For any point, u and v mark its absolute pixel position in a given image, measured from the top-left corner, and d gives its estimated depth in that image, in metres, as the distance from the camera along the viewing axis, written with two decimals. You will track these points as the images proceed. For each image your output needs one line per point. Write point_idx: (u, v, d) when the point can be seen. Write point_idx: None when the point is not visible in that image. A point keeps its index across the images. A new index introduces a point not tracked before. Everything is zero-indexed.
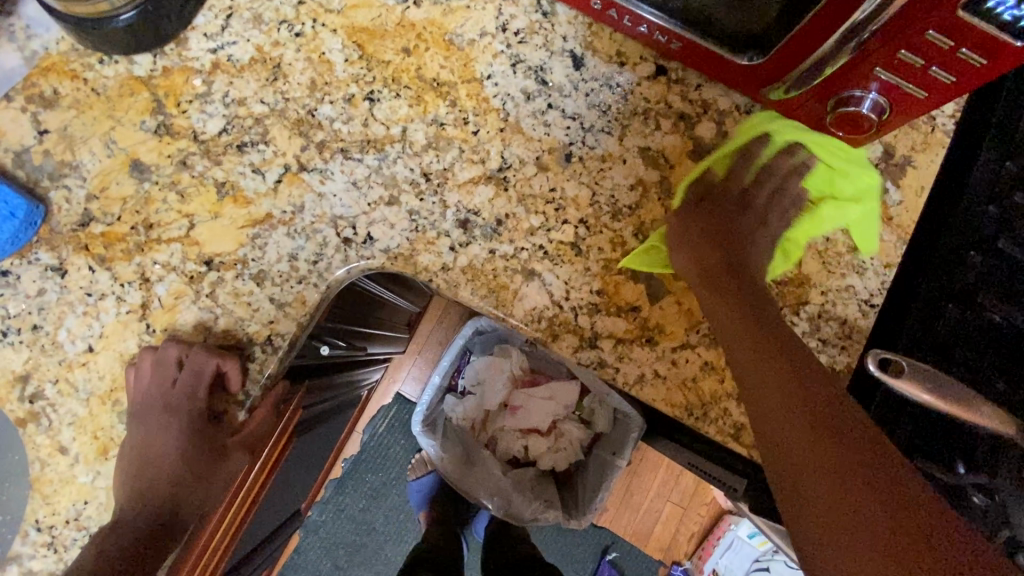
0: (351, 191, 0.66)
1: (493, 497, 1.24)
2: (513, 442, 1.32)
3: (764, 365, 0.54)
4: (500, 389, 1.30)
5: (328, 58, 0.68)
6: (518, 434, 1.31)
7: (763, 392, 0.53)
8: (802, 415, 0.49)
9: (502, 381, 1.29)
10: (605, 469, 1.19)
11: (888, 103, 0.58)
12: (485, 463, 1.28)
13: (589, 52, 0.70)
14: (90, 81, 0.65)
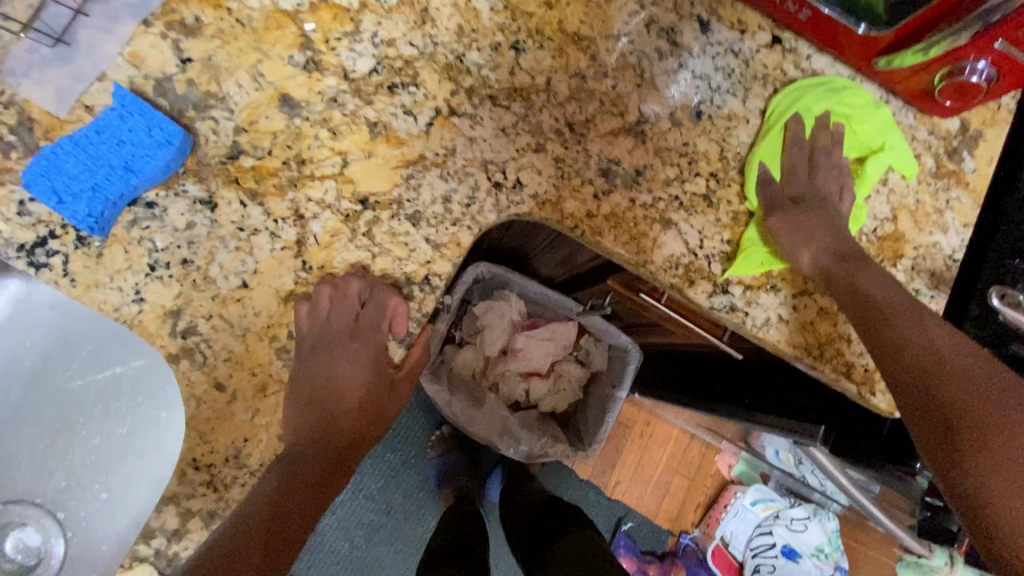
0: (500, 137, 0.67)
1: (503, 437, 1.25)
2: (515, 385, 1.32)
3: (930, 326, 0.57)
4: (501, 335, 1.27)
5: (474, 6, 0.68)
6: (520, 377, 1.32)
7: (931, 362, 0.56)
8: (998, 415, 0.51)
9: (502, 327, 1.26)
10: (605, 403, 1.28)
11: (997, 73, 0.65)
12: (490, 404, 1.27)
13: (714, 18, 0.74)
14: (235, 11, 0.63)
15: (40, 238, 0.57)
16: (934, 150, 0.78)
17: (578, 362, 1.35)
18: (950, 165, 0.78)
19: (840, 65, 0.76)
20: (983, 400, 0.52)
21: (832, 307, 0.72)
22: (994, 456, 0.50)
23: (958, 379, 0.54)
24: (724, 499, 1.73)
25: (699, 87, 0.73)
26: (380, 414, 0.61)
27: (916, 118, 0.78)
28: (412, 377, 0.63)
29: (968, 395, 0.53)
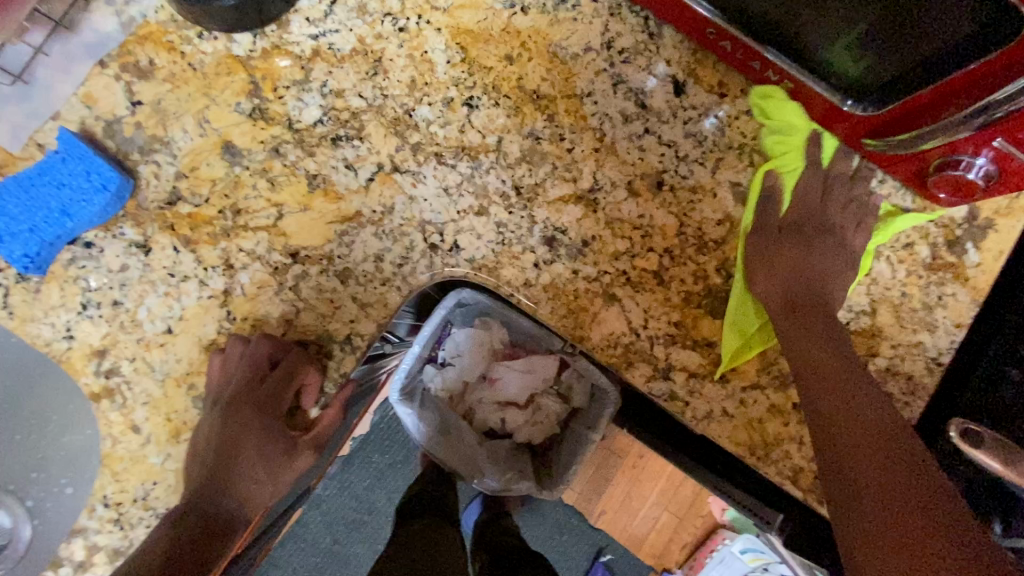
0: (442, 197, 0.65)
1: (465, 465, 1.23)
2: (490, 413, 1.30)
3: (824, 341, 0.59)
4: (478, 362, 1.24)
5: (430, 58, 0.66)
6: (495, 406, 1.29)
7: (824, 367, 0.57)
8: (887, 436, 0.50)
9: (480, 355, 1.23)
10: (577, 444, 1.21)
11: (998, 172, 0.58)
12: (460, 432, 1.25)
13: (691, 80, 0.69)
14: (188, 55, 0.64)
15: None
16: (931, 239, 0.70)
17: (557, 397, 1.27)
18: (948, 257, 0.70)
19: (829, 138, 0.69)
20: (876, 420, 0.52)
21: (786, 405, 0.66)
22: (863, 470, 0.47)
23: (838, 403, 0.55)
24: (709, 544, 1.64)
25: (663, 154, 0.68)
26: (276, 479, 0.61)
27: (913, 202, 0.70)
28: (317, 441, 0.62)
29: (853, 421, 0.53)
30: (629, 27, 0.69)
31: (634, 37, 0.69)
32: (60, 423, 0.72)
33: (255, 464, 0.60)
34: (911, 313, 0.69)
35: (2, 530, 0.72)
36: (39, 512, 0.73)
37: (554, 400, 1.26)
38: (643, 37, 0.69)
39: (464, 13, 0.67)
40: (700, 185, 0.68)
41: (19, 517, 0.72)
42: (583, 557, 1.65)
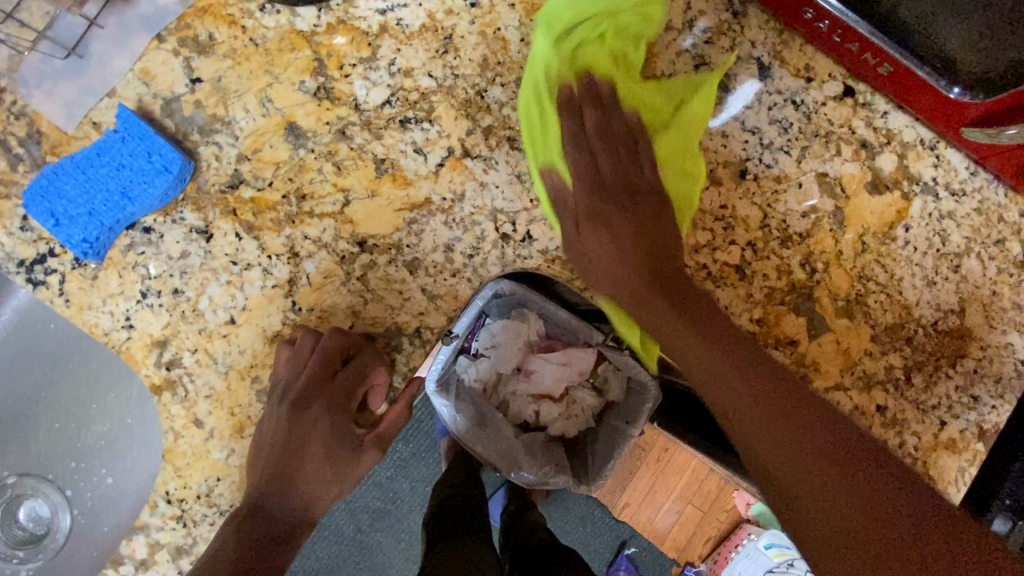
0: (515, 184, 0.62)
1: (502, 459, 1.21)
2: (524, 406, 1.27)
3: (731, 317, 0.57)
4: (515, 354, 1.22)
5: (503, 35, 0.63)
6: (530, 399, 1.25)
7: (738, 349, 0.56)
8: (791, 416, 0.52)
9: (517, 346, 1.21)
10: (615, 438, 1.19)
11: None
12: (496, 425, 1.23)
13: (777, 62, 0.65)
14: (249, 29, 0.60)
15: (39, 254, 0.58)
16: None
17: (594, 391, 1.25)
18: None
19: (920, 127, 0.66)
20: (771, 402, 0.52)
21: (869, 407, 0.64)
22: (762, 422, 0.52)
23: (714, 376, 0.55)
24: (735, 538, 1.62)
25: (747, 141, 0.64)
26: (342, 479, 0.58)
27: (1007, 196, 0.66)
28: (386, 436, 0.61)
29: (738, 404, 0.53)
30: (713, 6, 0.65)
31: (717, 17, 0.65)
32: (99, 412, 0.69)
33: (322, 463, 0.57)
34: (1002, 312, 0.66)
35: (39, 519, 0.72)
36: (77, 501, 0.72)
37: (591, 394, 1.24)
38: (728, 16, 0.65)
39: None
40: (783, 177, 0.64)
41: (57, 506, 0.72)
42: (607, 548, 1.59)
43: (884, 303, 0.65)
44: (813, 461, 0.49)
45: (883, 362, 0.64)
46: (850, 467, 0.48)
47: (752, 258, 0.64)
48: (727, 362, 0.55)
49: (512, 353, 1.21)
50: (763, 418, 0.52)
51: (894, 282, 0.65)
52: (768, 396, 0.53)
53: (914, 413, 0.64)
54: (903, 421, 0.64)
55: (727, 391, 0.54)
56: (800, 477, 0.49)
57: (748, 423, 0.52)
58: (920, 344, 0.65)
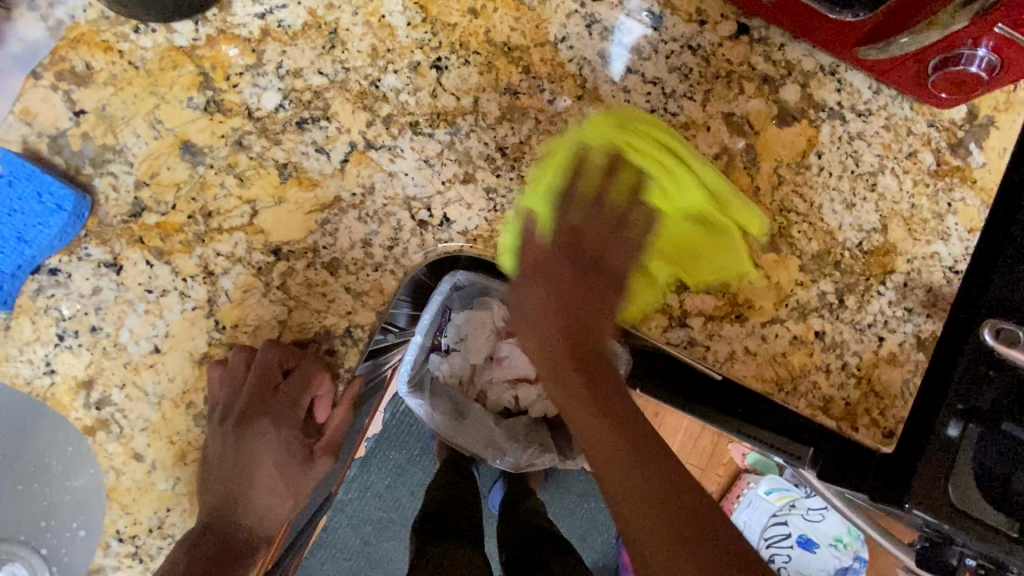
0: (424, 169, 0.61)
1: (485, 449, 1.20)
2: (502, 393, 1.25)
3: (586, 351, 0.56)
4: (484, 343, 1.20)
5: (389, 22, 0.62)
6: (507, 385, 1.24)
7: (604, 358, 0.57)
8: (676, 489, 0.49)
9: (485, 334, 1.19)
10: None
11: (1001, 61, 0.55)
12: (476, 416, 1.21)
13: (668, 10, 0.65)
14: (127, 53, 0.59)
15: None
16: (934, 144, 0.68)
17: None
18: (954, 160, 0.68)
19: (819, 54, 0.66)
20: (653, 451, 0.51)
21: (808, 335, 0.65)
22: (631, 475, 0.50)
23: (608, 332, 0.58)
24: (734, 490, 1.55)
25: (650, 94, 0.65)
26: (295, 491, 0.59)
27: (912, 108, 0.67)
28: (333, 447, 0.61)
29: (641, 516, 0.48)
30: None
31: None
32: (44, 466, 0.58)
33: (274, 476, 0.57)
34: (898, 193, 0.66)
35: None
36: (55, 558, 0.59)
37: None
38: None
39: None
40: (695, 125, 0.65)
41: (33, 567, 0.58)
42: (612, 521, 1.59)
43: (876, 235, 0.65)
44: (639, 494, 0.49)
45: (815, 290, 0.65)
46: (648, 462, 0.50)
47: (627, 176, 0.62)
48: (626, 446, 0.51)
49: (481, 344, 1.18)
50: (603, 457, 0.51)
51: (813, 208, 0.66)
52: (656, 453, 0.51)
53: (851, 333, 0.65)
54: (841, 343, 0.65)
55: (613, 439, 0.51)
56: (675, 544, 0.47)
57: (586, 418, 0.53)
58: (848, 266, 0.66)
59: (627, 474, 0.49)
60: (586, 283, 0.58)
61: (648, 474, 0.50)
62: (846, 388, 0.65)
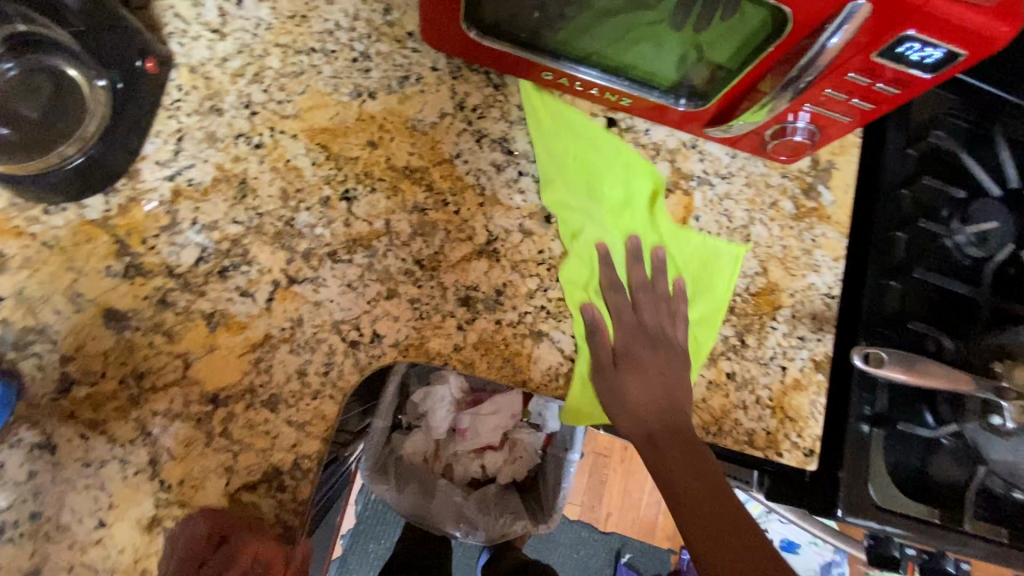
0: (348, 293, 0.65)
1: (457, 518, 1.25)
2: (469, 462, 1.23)
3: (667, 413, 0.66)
4: (445, 418, 1.14)
5: (295, 165, 0.67)
6: (473, 454, 1.22)
7: (656, 416, 0.66)
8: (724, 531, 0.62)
9: (445, 410, 1.13)
10: (559, 469, 1.20)
11: (819, 128, 0.66)
12: (444, 489, 1.23)
13: (545, 116, 0.74)
14: (39, 234, 0.61)
15: None
16: (790, 192, 0.79)
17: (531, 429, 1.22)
18: (809, 203, 0.79)
19: (679, 133, 0.77)
20: (699, 445, 0.66)
21: (720, 377, 0.72)
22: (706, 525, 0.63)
23: (662, 378, 0.68)
24: None
25: (543, 191, 0.72)
26: None
27: (766, 165, 0.79)
28: None
29: (696, 482, 0.64)
30: (474, 86, 0.73)
31: (481, 94, 0.73)
32: None
33: None
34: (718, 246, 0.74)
35: None
36: None
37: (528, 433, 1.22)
38: (490, 91, 0.74)
39: (315, 114, 0.69)
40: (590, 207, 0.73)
41: None
42: (605, 565, 1.57)
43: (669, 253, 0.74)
44: (699, 501, 0.64)
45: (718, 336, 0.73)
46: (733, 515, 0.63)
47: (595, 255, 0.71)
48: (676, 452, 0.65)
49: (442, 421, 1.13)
50: (693, 492, 0.65)
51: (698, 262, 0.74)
52: (680, 434, 0.66)
53: (758, 368, 0.73)
54: (752, 379, 0.73)
55: (683, 490, 0.64)
56: (744, 564, 0.61)
57: (650, 458, 0.66)
58: (742, 309, 0.74)
59: (687, 484, 0.64)
60: (647, 360, 0.69)
61: (691, 478, 0.65)
62: (766, 419, 0.72)
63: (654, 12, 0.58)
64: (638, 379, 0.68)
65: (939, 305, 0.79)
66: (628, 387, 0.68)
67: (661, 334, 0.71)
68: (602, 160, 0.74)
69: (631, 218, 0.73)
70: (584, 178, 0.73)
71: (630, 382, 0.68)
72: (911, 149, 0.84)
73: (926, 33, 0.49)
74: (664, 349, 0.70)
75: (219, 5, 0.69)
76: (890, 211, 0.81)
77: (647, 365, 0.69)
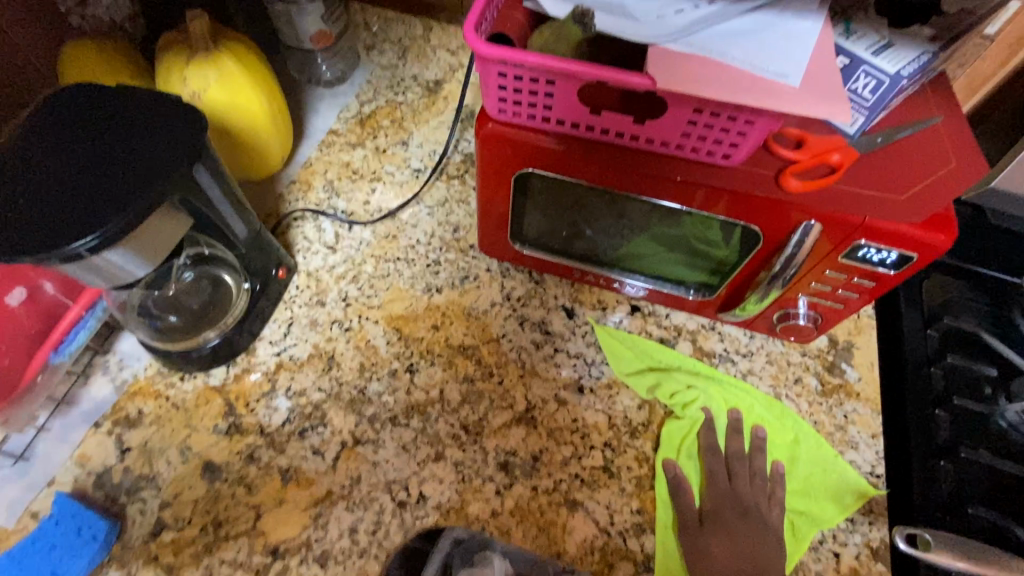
0: (402, 454, 0.74)
1: None
2: None
3: None
4: None
5: (373, 343, 0.83)
6: None
7: None
8: None
9: None
10: None
11: (819, 314, 0.74)
12: None
13: (577, 304, 0.88)
14: (171, 397, 0.77)
15: None
16: (813, 369, 0.84)
17: None
18: (834, 379, 0.83)
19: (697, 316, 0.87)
20: None
21: None
22: None
23: (751, 548, 0.68)
24: None
25: (576, 366, 0.83)
26: None
27: (785, 343, 0.86)
28: None
29: None
30: (520, 280, 0.90)
31: (525, 286, 0.90)
32: None
33: None
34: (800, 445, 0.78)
35: None
36: None
37: None
38: (533, 284, 0.90)
39: (393, 305, 0.87)
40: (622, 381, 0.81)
41: None
42: None
43: (774, 453, 0.77)
44: None
45: None
46: None
47: (695, 438, 0.77)
48: None
49: None
50: None
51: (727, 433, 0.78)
52: None
53: (807, 553, 0.71)
54: (801, 564, 0.71)
55: None
56: None
57: None
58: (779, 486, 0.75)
59: None
60: (750, 537, 0.69)
61: None
62: None
63: (653, 233, 0.74)
64: (726, 553, 0.68)
65: (1003, 488, 0.77)
66: (711, 546, 0.69)
67: (743, 502, 0.72)
68: (680, 359, 0.83)
69: (699, 389, 0.80)
70: (669, 357, 0.83)
71: (715, 545, 0.69)
72: (931, 330, 0.88)
73: (876, 240, 0.60)
74: (761, 523, 0.71)
75: (334, 229, 0.95)
76: (924, 388, 0.83)
77: (727, 530, 0.70)
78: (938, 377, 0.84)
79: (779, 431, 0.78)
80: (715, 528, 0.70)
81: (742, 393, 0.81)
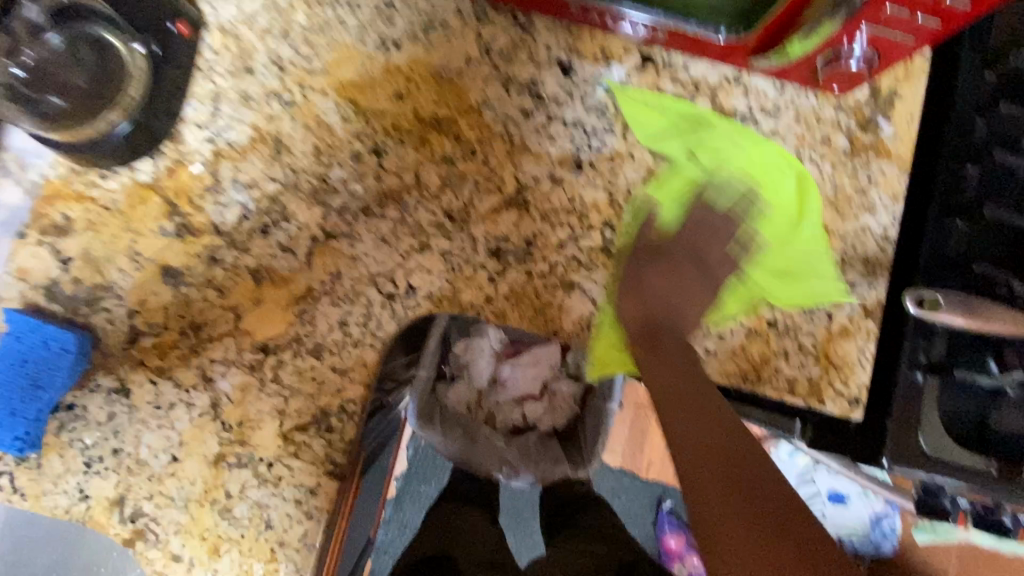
0: (382, 247, 0.67)
1: None
2: None
3: (656, 317, 0.66)
4: None
5: (325, 121, 0.68)
6: None
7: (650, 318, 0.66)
8: (727, 447, 0.54)
9: None
10: None
11: (877, 51, 0.60)
12: None
13: (575, 57, 0.71)
14: (98, 198, 0.65)
15: None
16: (845, 126, 0.73)
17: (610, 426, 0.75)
18: (866, 137, 0.73)
19: (720, 67, 0.72)
20: (688, 378, 0.61)
21: (760, 326, 0.70)
22: (698, 464, 0.53)
23: (682, 283, 0.67)
24: None
25: (572, 136, 0.70)
26: None
27: (818, 98, 0.72)
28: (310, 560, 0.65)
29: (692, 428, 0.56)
30: (501, 28, 0.71)
31: (508, 36, 0.71)
32: None
33: None
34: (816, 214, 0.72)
35: None
36: None
37: None
38: (517, 33, 0.71)
39: (342, 69, 0.69)
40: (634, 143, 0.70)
41: None
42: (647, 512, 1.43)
43: (796, 218, 0.71)
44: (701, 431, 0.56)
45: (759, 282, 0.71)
46: (732, 434, 0.56)
47: (688, 197, 0.71)
48: (675, 359, 0.62)
49: None
50: (698, 408, 0.58)
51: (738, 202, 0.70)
52: (654, 342, 0.64)
53: (802, 315, 0.70)
54: (793, 327, 0.70)
55: (673, 426, 0.57)
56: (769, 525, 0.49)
57: (657, 381, 0.61)
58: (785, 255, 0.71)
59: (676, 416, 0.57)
60: (679, 272, 0.68)
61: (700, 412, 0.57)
62: (808, 366, 0.70)
63: None
64: (660, 284, 0.67)
65: (1015, 244, 0.74)
66: (647, 277, 0.67)
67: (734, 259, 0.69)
68: (702, 116, 0.71)
69: (717, 149, 0.71)
70: (688, 114, 0.71)
71: (659, 275, 0.68)
72: (989, 71, 0.74)
73: None
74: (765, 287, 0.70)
75: None
76: (960, 142, 0.74)
77: (664, 263, 0.68)
78: (981, 129, 0.74)
79: (806, 189, 0.71)
80: (654, 268, 0.68)
81: (768, 153, 0.71)
